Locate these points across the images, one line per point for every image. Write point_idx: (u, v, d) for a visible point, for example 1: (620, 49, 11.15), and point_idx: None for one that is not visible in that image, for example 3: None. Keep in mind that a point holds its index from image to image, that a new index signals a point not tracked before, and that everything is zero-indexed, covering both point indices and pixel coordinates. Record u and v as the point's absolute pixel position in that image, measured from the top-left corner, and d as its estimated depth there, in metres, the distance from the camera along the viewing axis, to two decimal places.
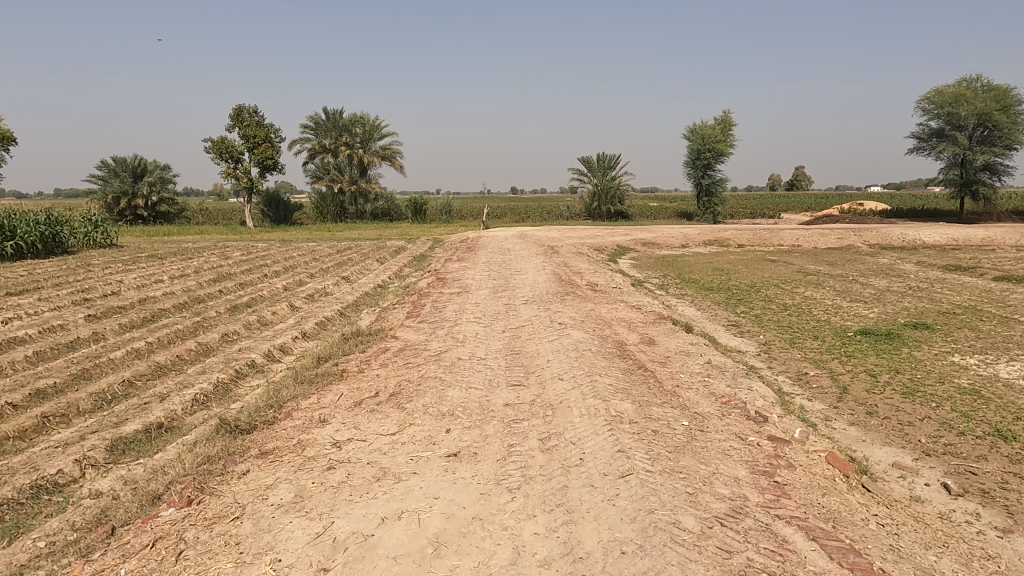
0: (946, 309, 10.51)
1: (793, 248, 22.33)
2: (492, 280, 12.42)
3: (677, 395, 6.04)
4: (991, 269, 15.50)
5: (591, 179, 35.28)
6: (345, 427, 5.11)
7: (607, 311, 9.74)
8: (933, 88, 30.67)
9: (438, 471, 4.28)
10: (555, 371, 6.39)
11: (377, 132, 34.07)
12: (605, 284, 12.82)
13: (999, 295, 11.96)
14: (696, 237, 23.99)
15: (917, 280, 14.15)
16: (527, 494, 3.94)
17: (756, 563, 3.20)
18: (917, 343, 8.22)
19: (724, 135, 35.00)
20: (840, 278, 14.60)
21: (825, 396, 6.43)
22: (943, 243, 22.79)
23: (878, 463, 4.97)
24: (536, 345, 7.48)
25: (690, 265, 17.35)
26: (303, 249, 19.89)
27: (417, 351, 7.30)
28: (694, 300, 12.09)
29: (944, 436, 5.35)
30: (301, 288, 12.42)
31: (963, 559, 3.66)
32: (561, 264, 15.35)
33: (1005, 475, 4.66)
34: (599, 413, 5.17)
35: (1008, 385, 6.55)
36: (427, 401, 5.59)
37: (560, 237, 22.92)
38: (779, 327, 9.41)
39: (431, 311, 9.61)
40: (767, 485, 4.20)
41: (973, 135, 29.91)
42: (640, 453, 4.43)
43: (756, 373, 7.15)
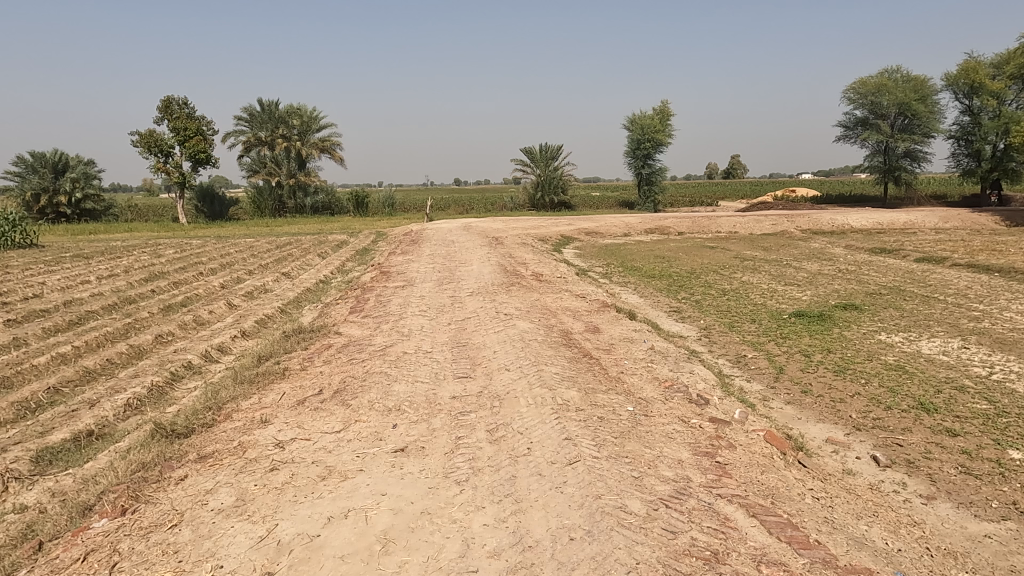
0: (873, 289, 11.04)
1: (731, 234, 23.00)
2: (438, 272, 12.35)
3: (622, 381, 6.16)
4: (912, 251, 16.29)
5: (534, 169, 35.40)
6: (288, 427, 5.00)
7: (552, 301, 9.82)
8: (857, 78, 31.94)
9: (385, 468, 4.23)
10: (502, 362, 6.40)
11: (315, 123, 33.26)
12: (550, 273, 12.93)
13: (921, 275, 12.61)
14: (638, 225, 24.38)
15: (846, 263, 14.77)
16: (476, 486, 3.94)
17: (699, 542, 3.30)
18: (848, 323, 8.59)
19: (663, 124, 35.64)
20: (776, 262, 15.10)
21: (763, 376, 6.69)
22: (869, 227, 23.87)
23: (813, 439, 5.18)
24: (482, 336, 7.47)
25: (632, 253, 17.61)
26: (241, 245, 19.31)
27: (361, 347, 7.18)
28: (637, 287, 12.31)
29: (872, 411, 5.63)
30: (239, 285, 12.05)
31: (892, 527, 3.86)
32: (505, 255, 15.36)
33: (928, 446, 4.93)
34: (546, 402, 5.21)
35: (929, 360, 6.94)
36: (372, 397, 5.53)
37: (505, 228, 22.93)
38: (718, 312, 9.68)
39: (375, 305, 9.49)
40: (709, 466, 4.33)
41: (894, 124, 31.37)
42: (586, 439, 4.49)
43: (697, 357, 7.33)
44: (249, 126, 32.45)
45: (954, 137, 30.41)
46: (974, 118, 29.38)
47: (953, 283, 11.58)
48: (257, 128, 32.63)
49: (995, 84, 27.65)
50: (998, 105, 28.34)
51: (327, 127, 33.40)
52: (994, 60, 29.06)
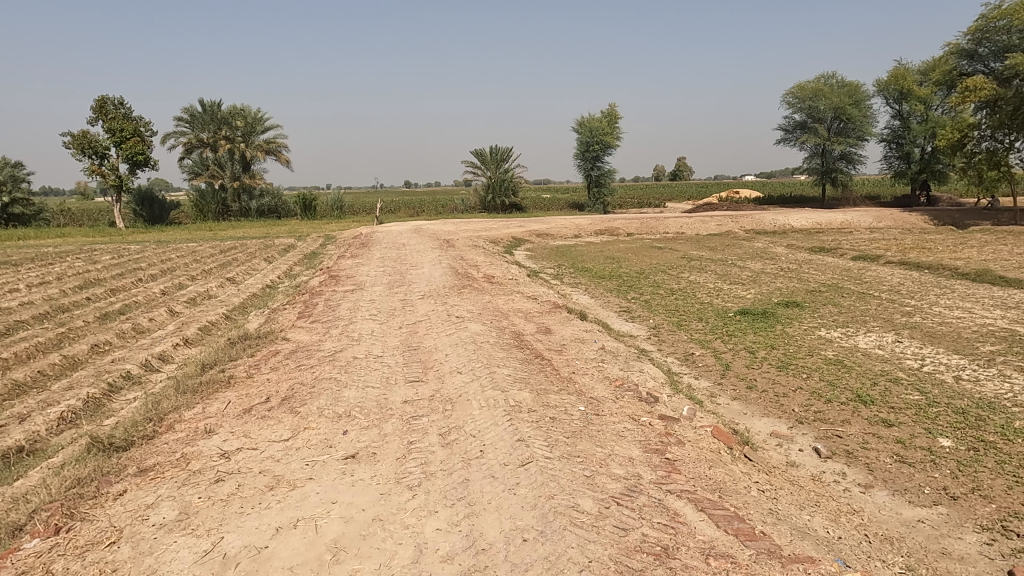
0: (812, 287, 11.44)
1: (678, 235, 23.48)
2: (388, 276, 12.21)
3: (573, 381, 6.21)
4: (849, 249, 16.96)
5: (484, 171, 35.41)
6: (233, 436, 4.86)
7: (504, 302, 9.84)
8: (796, 83, 33.09)
9: (335, 475, 4.16)
10: (453, 365, 6.38)
11: (260, 124, 32.48)
12: (501, 275, 12.95)
13: (857, 273, 13.15)
14: (588, 227, 24.66)
15: (788, 262, 15.29)
16: (428, 491, 3.91)
17: (650, 538, 3.35)
18: (790, 320, 8.88)
19: (611, 127, 36.16)
20: (721, 262, 15.49)
21: (710, 373, 6.85)
22: (809, 227, 24.74)
23: (758, 434, 5.33)
24: (434, 339, 7.43)
25: (583, 255, 17.79)
26: (182, 250, 18.68)
27: (310, 353, 7.04)
28: (588, 288, 12.44)
29: (814, 404, 5.83)
30: (181, 292, 11.65)
31: (832, 516, 4.01)
32: (456, 257, 15.31)
33: (866, 436, 5.14)
34: (498, 404, 5.21)
35: (865, 354, 7.24)
36: (322, 404, 5.43)
37: (455, 230, 22.85)
38: (667, 311, 9.88)
39: (324, 310, 9.32)
40: (658, 463, 4.40)
41: (831, 127, 32.60)
42: (539, 440, 4.51)
43: (646, 356, 7.46)
44: (190, 128, 31.50)
45: (885, 141, 31.79)
46: (904, 122, 30.81)
47: (886, 280, 12.09)
48: (198, 129, 31.67)
49: (922, 90, 29.09)
50: (925, 110, 29.83)
51: (272, 128, 32.68)
52: (921, 67, 30.55)
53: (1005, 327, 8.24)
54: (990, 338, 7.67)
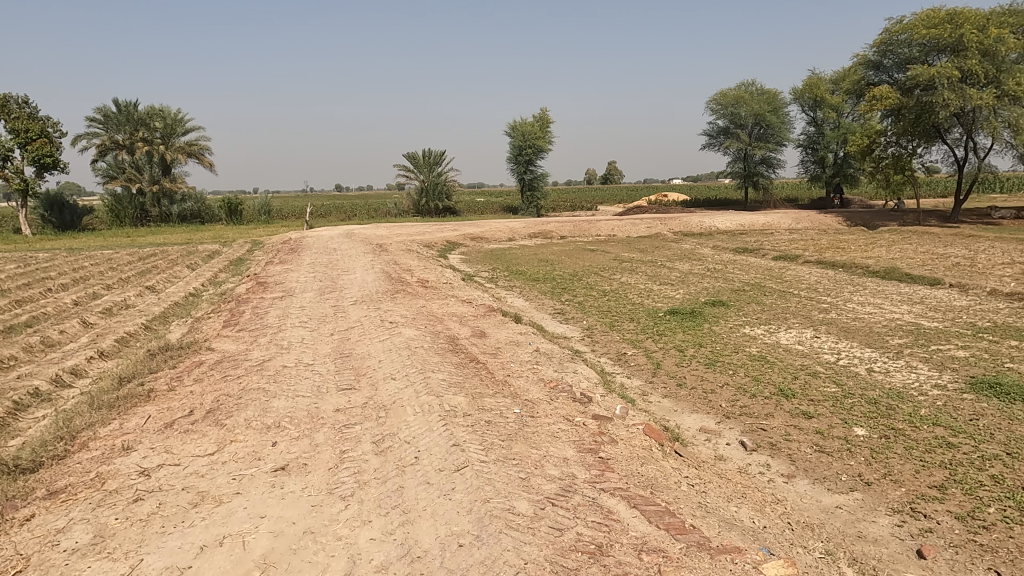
0: (737, 286, 11.88)
1: (610, 237, 23.96)
2: (319, 282, 11.94)
3: (508, 384, 6.22)
4: (770, 250, 17.73)
5: (417, 175, 35.13)
6: (154, 452, 4.64)
7: (438, 306, 9.78)
8: (719, 91, 34.37)
9: (264, 488, 4.03)
10: (387, 371, 6.29)
11: (180, 125, 31.22)
12: (435, 280, 12.87)
13: (778, 272, 13.76)
14: (522, 230, 24.83)
15: (714, 262, 15.84)
16: (362, 500, 3.84)
17: (585, 536, 3.40)
18: (716, 319, 9.19)
19: (543, 131, 36.59)
20: (651, 263, 15.89)
21: (642, 372, 7.02)
22: (733, 228, 25.73)
23: (688, 429, 5.50)
24: (367, 346, 7.30)
25: (517, 258, 17.90)
26: (97, 258, 17.70)
27: (236, 363, 6.79)
28: (522, 291, 12.52)
29: (740, 399, 6.06)
30: (96, 302, 11.03)
31: (758, 506, 4.17)
32: (390, 261, 15.14)
33: (788, 428, 5.37)
34: (433, 409, 5.17)
35: (787, 349, 7.57)
36: (249, 415, 5.25)
37: (388, 234, 22.57)
38: (599, 312, 10.06)
39: (251, 318, 9.02)
40: (592, 462, 4.47)
41: (751, 133, 33.98)
42: (474, 444, 4.51)
43: (580, 356, 7.57)
44: (104, 129, 29.93)
45: (802, 146, 33.40)
46: (818, 129, 32.47)
47: (805, 279, 12.68)
48: (112, 130, 30.16)
49: (834, 98, 30.81)
50: (837, 117, 31.58)
51: (194, 130, 31.44)
52: (833, 76, 32.27)
53: (911, 321, 8.81)
54: (898, 332, 8.18)
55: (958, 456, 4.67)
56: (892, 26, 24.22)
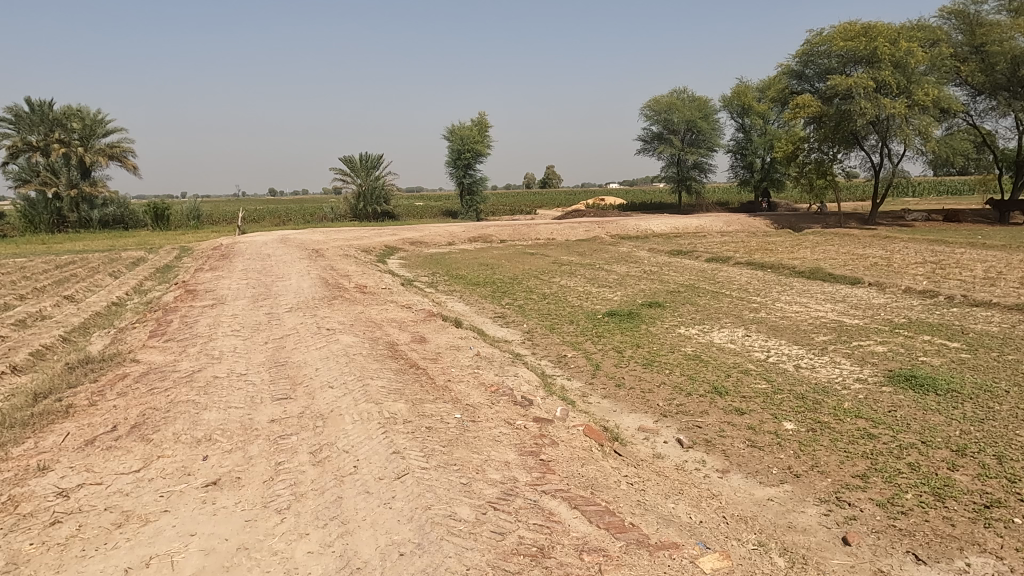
0: (672, 288, 12.20)
1: (549, 241, 24.19)
2: (253, 289, 11.59)
3: (449, 389, 6.18)
4: (703, 252, 18.29)
5: (354, 179, 34.58)
6: (73, 472, 4.38)
7: (377, 312, 9.65)
8: (652, 97, 35.23)
9: (194, 505, 3.87)
10: (324, 379, 6.14)
11: (100, 126, 29.81)
12: (374, 285, 12.69)
13: (711, 273, 14.19)
14: (461, 234, 24.76)
15: (650, 264, 16.21)
16: (299, 513, 3.74)
17: (527, 539, 3.41)
18: (653, 320, 9.41)
19: (481, 135, 36.68)
20: (590, 266, 16.14)
21: (582, 374, 7.11)
22: (668, 231, 26.40)
23: (627, 429, 5.60)
24: (303, 353, 7.13)
25: (457, 262, 17.84)
26: (8, 267, 16.64)
27: (164, 374, 6.50)
28: (463, 295, 12.49)
29: (676, 398, 6.21)
30: (7, 313, 10.35)
31: (694, 501, 4.28)
32: (326, 267, 14.81)
33: (722, 425, 5.54)
34: (372, 417, 5.09)
35: (720, 348, 7.82)
36: (178, 429, 5.04)
37: (325, 239, 22.11)
38: (539, 315, 10.14)
39: (180, 327, 8.66)
40: (534, 465, 4.49)
41: (684, 138, 34.97)
42: (414, 451, 4.46)
43: (521, 360, 7.60)
44: (15, 129, 28.22)
45: (731, 152, 34.59)
46: (746, 135, 33.72)
47: (736, 279, 13.14)
48: (25, 131, 28.47)
49: (760, 106, 32.10)
50: (764, 124, 32.90)
51: (115, 131, 30.04)
52: (759, 84, 33.61)
53: (835, 318, 9.25)
54: (823, 329, 8.57)
55: (878, 446, 4.93)
56: (813, 37, 25.40)
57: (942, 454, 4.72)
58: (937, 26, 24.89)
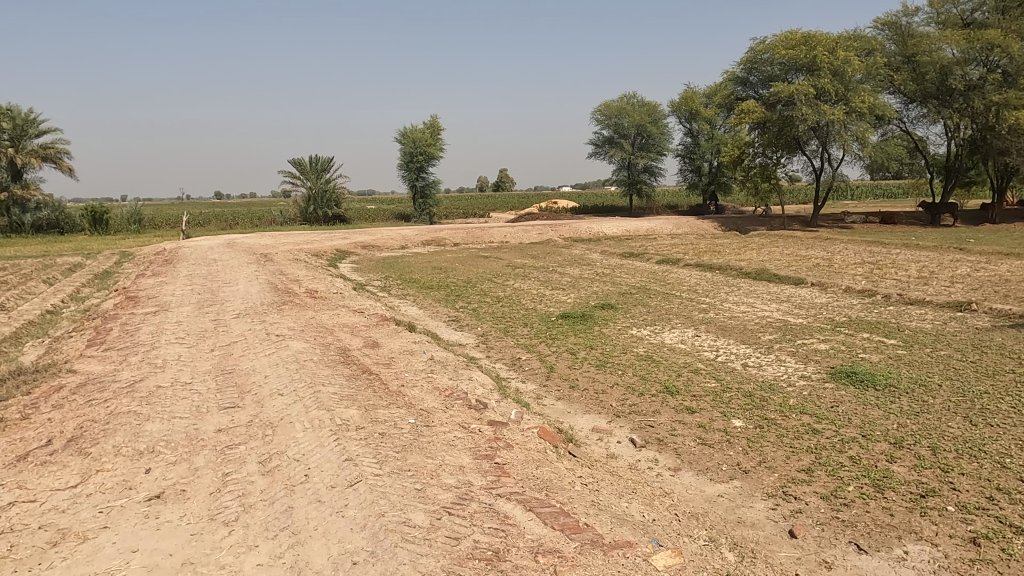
0: (624, 290, 12.37)
1: (503, 244, 24.24)
2: (198, 295, 11.24)
3: (403, 394, 6.12)
4: (653, 254, 18.63)
5: (304, 182, 33.96)
6: (3, 490, 4.16)
7: (329, 317, 9.48)
8: (603, 102, 35.70)
9: (137, 520, 3.72)
10: (274, 387, 6.00)
11: (32, 127, 28.54)
12: (325, 290, 12.48)
13: (661, 275, 14.45)
14: (414, 237, 24.58)
15: (602, 266, 16.41)
16: (247, 525, 3.64)
17: (482, 543, 3.40)
18: (605, 321, 9.52)
19: (433, 138, 36.54)
20: (543, 268, 16.23)
21: (536, 376, 7.13)
22: (620, 234, 26.77)
23: (581, 430, 5.65)
24: (251, 360, 6.95)
25: (410, 266, 17.70)
26: None
27: (102, 385, 6.23)
28: (416, 299, 12.39)
29: (629, 398, 6.30)
30: None
31: (647, 500, 4.35)
32: (275, 272, 14.49)
33: (674, 424, 5.65)
34: (324, 424, 5.00)
35: (671, 348, 7.97)
36: (119, 441, 4.84)
37: (274, 244, 21.62)
38: (494, 318, 10.14)
39: (120, 335, 8.33)
40: (489, 468, 4.48)
41: (634, 143, 35.52)
42: (368, 458, 4.39)
43: (475, 363, 7.59)
44: None
45: (680, 156, 35.32)
46: (694, 140, 34.50)
47: (686, 281, 13.42)
48: None
49: (707, 112, 32.91)
50: (711, 129, 33.74)
51: (49, 132, 28.78)
52: (706, 90, 34.45)
53: (780, 318, 9.54)
54: (770, 329, 8.83)
55: (821, 440, 5.10)
56: (757, 45, 26.17)
57: (881, 447, 4.92)
58: (871, 37, 25.98)
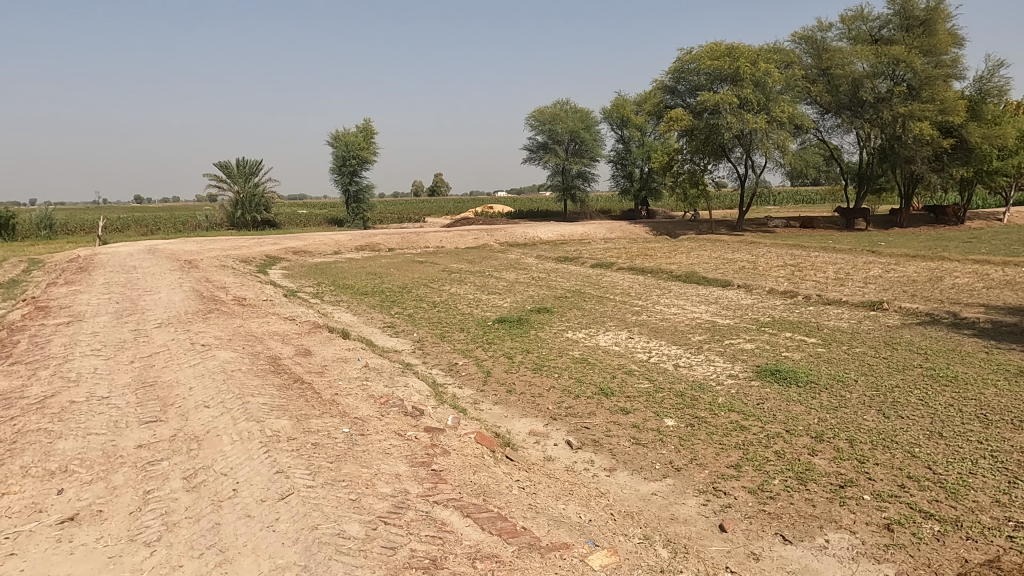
0: (559, 293, 12.52)
1: (438, 249, 24.10)
2: (116, 304, 10.67)
3: (336, 402, 5.98)
4: (587, 258, 18.94)
5: (231, 186, 32.83)
6: None
7: (258, 325, 9.18)
8: (537, 108, 36.07)
9: (48, 545, 3.50)
10: (199, 399, 5.76)
11: None
12: (254, 297, 12.07)
13: (595, 278, 14.71)
14: (347, 242, 24.14)
15: (538, 271, 16.55)
16: (171, 544, 3.48)
17: (419, 552, 3.36)
18: (542, 325, 9.60)
19: (366, 142, 36.11)
20: (480, 273, 16.23)
21: (473, 381, 7.12)
22: (555, 238, 27.08)
23: (518, 434, 5.67)
24: (174, 372, 6.65)
25: (343, 271, 17.36)
26: None
27: (8, 402, 5.83)
28: (350, 305, 12.16)
29: (565, 401, 6.37)
30: None
31: (583, 501, 4.40)
32: (200, 279, 13.92)
33: (609, 425, 5.74)
34: (253, 436, 4.84)
35: (605, 351, 8.11)
36: (28, 461, 4.54)
37: (199, 250, 20.78)
38: (430, 324, 10.06)
39: (29, 348, 7.81)
40: (426, 475, 4.44)
41: (568, 148, 36.03)
42: (300, 469, 4.27)
43: (411, 369, 7.51)
44: None
45: (613, 162, 36.05)
46: (626, 146, 35.30)
47: (619, 284, 13.68)
48: None
49: (638, 119, 33.76)
50: (641, 136, 34.62)
51: None
52: (637, 98, 35.34)
53: (709, 319, 9.86)
54: (699, 330, 9.11)
55: (748, 437, 5.30)
56: (684, 55, 27.01)
57: (804, 441, 5.15)
58: (790, 50, 27.24)
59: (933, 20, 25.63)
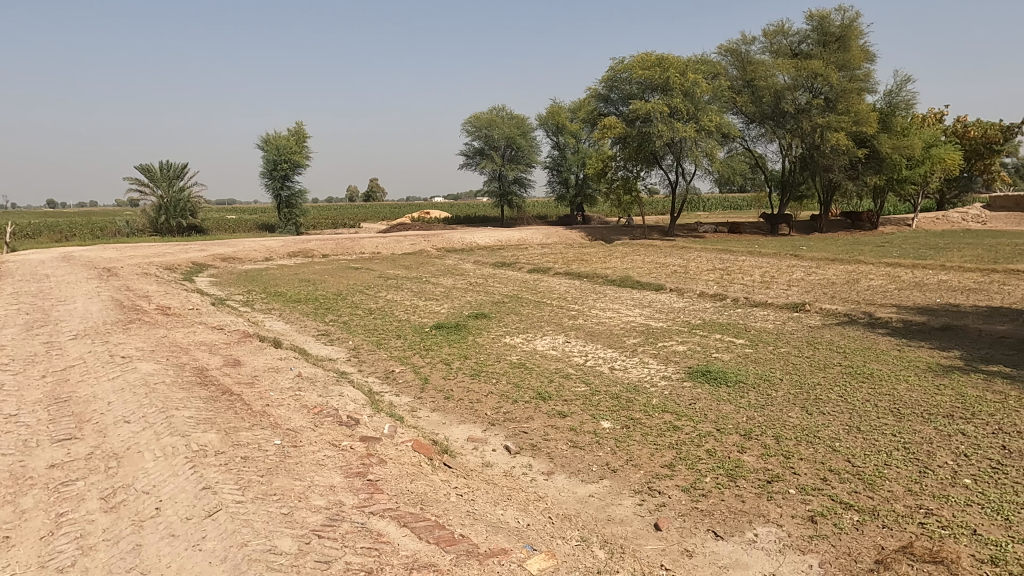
0: (497, 299, 12.54)
1: (374, 255, 23.74)
2: (26, 315, 10.00)
3: (267, 414, 5.79)
4: (524, 263, 19.08)
5: (154, 190, 31.41)
6: None
7: (183, 336, 8.80)
8: (473, 114, 36.09)
9: None
10: (119, 414, 5.46)
11: None
12: (179, 306, 11.58)
13: (532, 284, 14.82)
14: (279, 249, 23.46)
15: (475, 276, 16.54)
16: (86, 569, 3.28)
17: (354, 564, 3.29)
18: (479, 331, 9.59)
19: (299, 146, 35.30)
20: (416, 279, 16.09)
21: (410, 389, 7.03)
22: (492, 243, 27.14)
23: (456, 440, 5.63)
24: (91, 386, 6.28)
25: (275, 279, 16.87)
26: None
27: None
28: (282, 313, 11.82)
29: (504, 406, 6.38)
30: None
31: (522, 506, 4.41)
32: (120, 288, 13.22)
33: (547, 429, 5.78)
34: (178, 451, 4.63)
35: (542, 355, 8.17)
36: None
37: (119, 257, 19.78)
38: (366, 331, 9.90)
39: None
40: (362, 486, 4.36)
41: (504, 154, 36.20)
42: (228, 484, 4.12)
43: (346, 378, 7.36)
44: None
45: (549, 168, 36.42)
46: (561, 153, 35.74)
47: (556, 289, 13.83)
48: None
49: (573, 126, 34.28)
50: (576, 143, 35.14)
51: None
52: (571, 105, 35.88)
53: (643, 322, 10.08)
54: (634, 333, 9.30)
55: (681, 436, 5.44)
56: (616, 65, 27.56)
57: (734, 439, 5.33)
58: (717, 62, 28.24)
59: (847, 36, 27.13)
